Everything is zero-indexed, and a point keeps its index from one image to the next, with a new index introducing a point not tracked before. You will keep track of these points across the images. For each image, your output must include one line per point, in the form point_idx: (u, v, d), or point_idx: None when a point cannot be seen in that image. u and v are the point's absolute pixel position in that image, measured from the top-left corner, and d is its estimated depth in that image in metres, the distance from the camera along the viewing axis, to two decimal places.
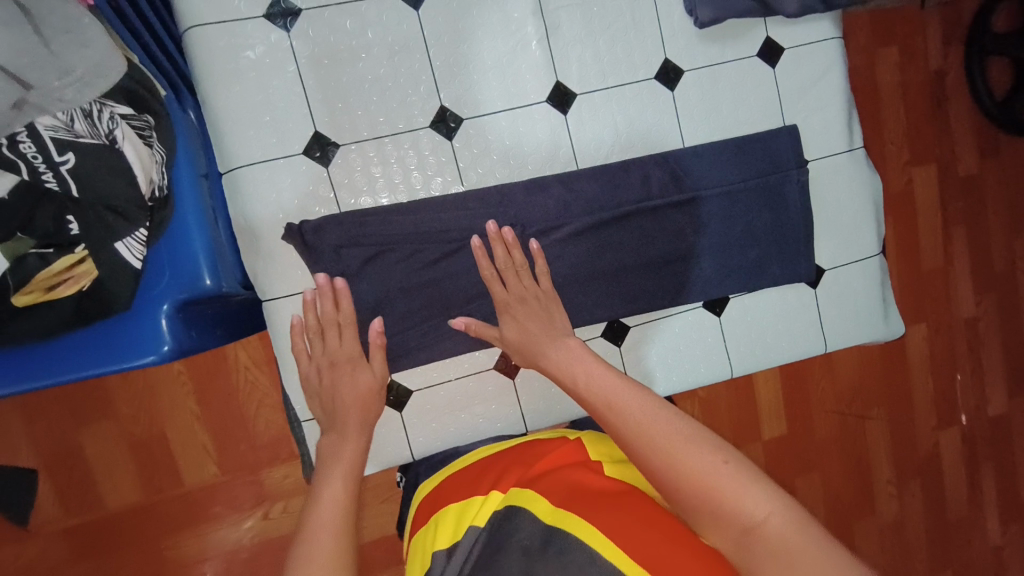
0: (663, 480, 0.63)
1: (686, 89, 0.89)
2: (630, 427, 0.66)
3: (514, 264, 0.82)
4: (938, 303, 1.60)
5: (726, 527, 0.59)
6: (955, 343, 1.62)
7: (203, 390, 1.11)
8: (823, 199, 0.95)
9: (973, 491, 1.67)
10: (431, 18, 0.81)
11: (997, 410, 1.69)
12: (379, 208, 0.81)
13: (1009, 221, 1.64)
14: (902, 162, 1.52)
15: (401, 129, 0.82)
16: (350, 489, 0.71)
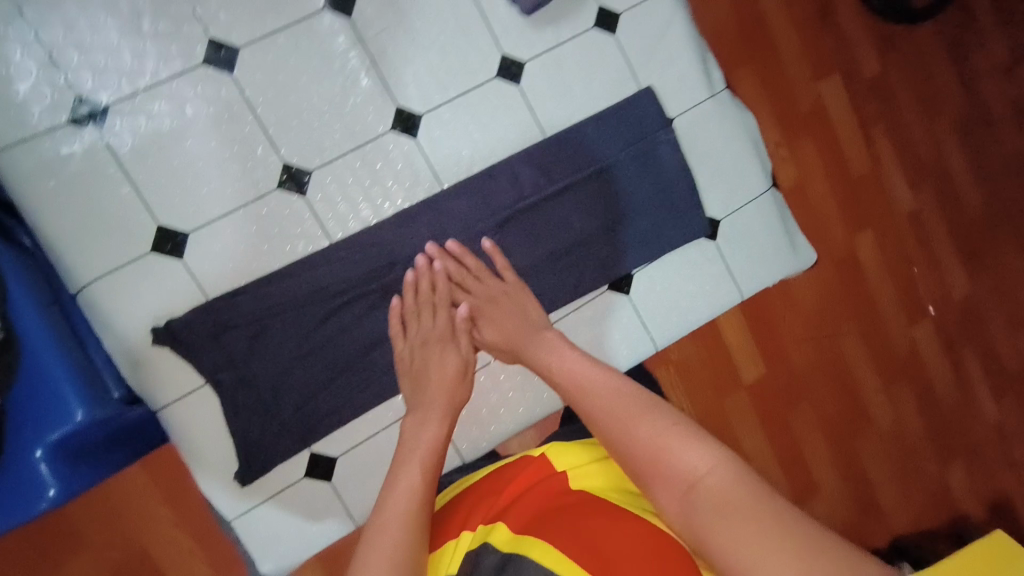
0: (619, 448, 0.64)
1: (532, 79, 0.87)
2: (595, 409, 0.67)
3: (474, 271, 0.82)
4: (877, 200, 1.41)
5: (672, 487, 0.58)
6: (904, 235, 1.44)
7: (177, 492, 0.87)
8: (700, 152, 0.95)
9: (965, 378, 1.48)
10: (249, 78, 0.77)
11: (966, 291, 1.50)
12: (250, 283, 0.78)
13: (923, 104, 1.50)
14: (808, 79, 1.35)
15: (252, 198, 0.78)
16: (428, 482, 0.66)
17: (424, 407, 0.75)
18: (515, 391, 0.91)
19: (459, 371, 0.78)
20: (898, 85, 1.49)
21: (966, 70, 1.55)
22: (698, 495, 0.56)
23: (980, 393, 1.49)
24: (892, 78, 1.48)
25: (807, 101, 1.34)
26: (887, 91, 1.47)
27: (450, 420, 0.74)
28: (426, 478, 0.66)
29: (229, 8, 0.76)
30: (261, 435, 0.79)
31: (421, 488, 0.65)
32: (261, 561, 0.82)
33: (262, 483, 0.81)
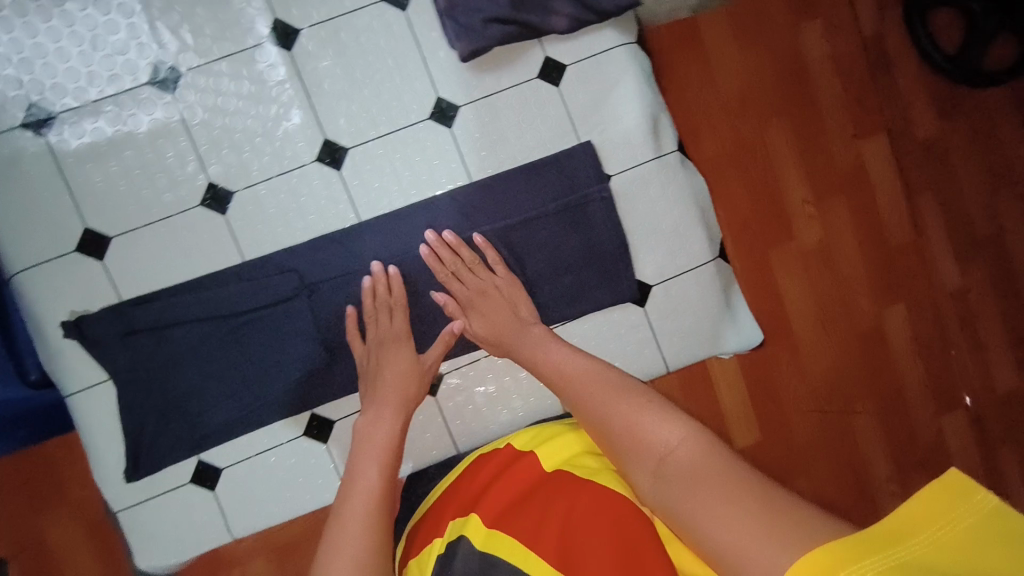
0: (603, 427, 0.71)
1: (466, 123, 0.87)
2: (581, 393, 0.74)
3: (466, 263, 0.84)
4: (916, 277, 1.31)
5: (647, 459, 0.66)
6: (944, 318, 1.34)
7: None
8: (637, 212, 0.91)
9: (999, 482, 1.37)
10: (189, 99, 0.82)
11: (1009, 387, 1.40)
12: (162, 291, 0.83)
13: (984, 175, 1.37)
14: (848, 136, 1.27)
15: (176, 212, 0.83)
16: (391, 472, 0.73)
17: (376, 407, 0.79)
18: (414, 433, 0.90)
19: (416, 372, 0.81)
20: (961, 153, 1.37)
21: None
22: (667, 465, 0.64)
23: (1013, 499, 1.38)
24: (952, 142, 1.36)
25: (844, 159, 1.27)
26: (943, 158, 1.36)
27: (404, 416, 0.79)
28: (384, 480, 0.72)
29: (180, 33, 0.82)
30: (153, 437, 0.83)
31: (378, 491, 0.71)
32: (138, 557, 0.85)
33: (151, 481, 0.85)
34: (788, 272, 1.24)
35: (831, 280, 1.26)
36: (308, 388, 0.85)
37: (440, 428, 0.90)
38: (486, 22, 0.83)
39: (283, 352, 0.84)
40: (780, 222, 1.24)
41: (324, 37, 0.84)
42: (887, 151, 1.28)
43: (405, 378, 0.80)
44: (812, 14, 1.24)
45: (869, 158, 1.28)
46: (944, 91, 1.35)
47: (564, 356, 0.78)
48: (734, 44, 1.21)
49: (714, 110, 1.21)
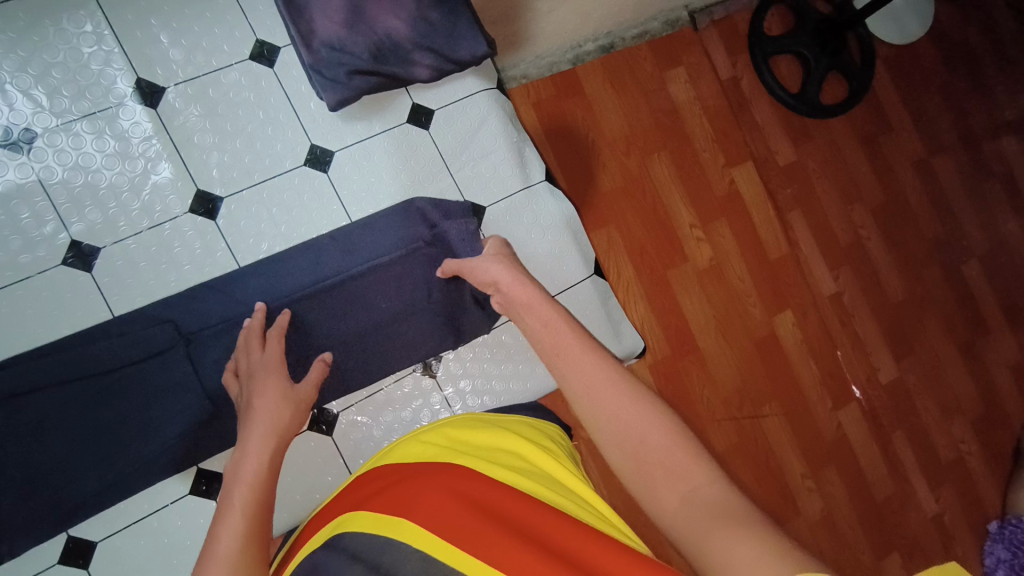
0: (620, 445, 0.48)
1: (341, 167, 0.92)
2: (594, 394, 0.51)
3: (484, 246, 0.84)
4: (796, 286, 1.47)
5: (671, 487, 0.44)
6: (828, 321, 1.51)
7: None
8: (514, 238, 0.98)
9: (895, 464, 1.52)
10: (46, 159, 0.82)
11: (892, 375, 1.57)
12: (15, 357, 0.78)
13: (838, 192, 1.58)
14: (721, 166, 1.43)
15: (33, 273, 0.80)
16: (257, 508, 0.59)
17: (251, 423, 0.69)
18: (316, 476, 0.88)
19: (285, 396, 0.72)
20: (815, 173, 1.57)
21: (879, 160, 1.62)
22: (701, 504, 0.42)
23: (910, 478, 1.53)
24: (807, 165, 1.56)
25: (718, 185, 1.42)
26: (802, 179, 1.55)
27: (275, 446, 0.66)
28: (255, 516, 0.58)
29: (33, 94, 0.82)
30: (10, 517, 0.76)
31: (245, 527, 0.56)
32: None
33: (11, 566, 0.77)
34: (687, 291, 1.37)
35: (724, 296, 1.40)
36: (190, 442, 0.82)
37: (340, 467, 0.89)
38: (351, 74, 0.88)
39: (162, 406, 0.81)
40: (670, 246, 1.37)
41: (192, 94, 0.87)
42: (753, 175, 1.46)
43: (274, 411, 0.70)
44: (675, 64, 1.42)
45: (739, 183, 1.44)
46: (795, 123, 1.55)
47: (568, 347, 0.56)
48: (609, 89, 1.35)
49: (601, 149, 1.33)
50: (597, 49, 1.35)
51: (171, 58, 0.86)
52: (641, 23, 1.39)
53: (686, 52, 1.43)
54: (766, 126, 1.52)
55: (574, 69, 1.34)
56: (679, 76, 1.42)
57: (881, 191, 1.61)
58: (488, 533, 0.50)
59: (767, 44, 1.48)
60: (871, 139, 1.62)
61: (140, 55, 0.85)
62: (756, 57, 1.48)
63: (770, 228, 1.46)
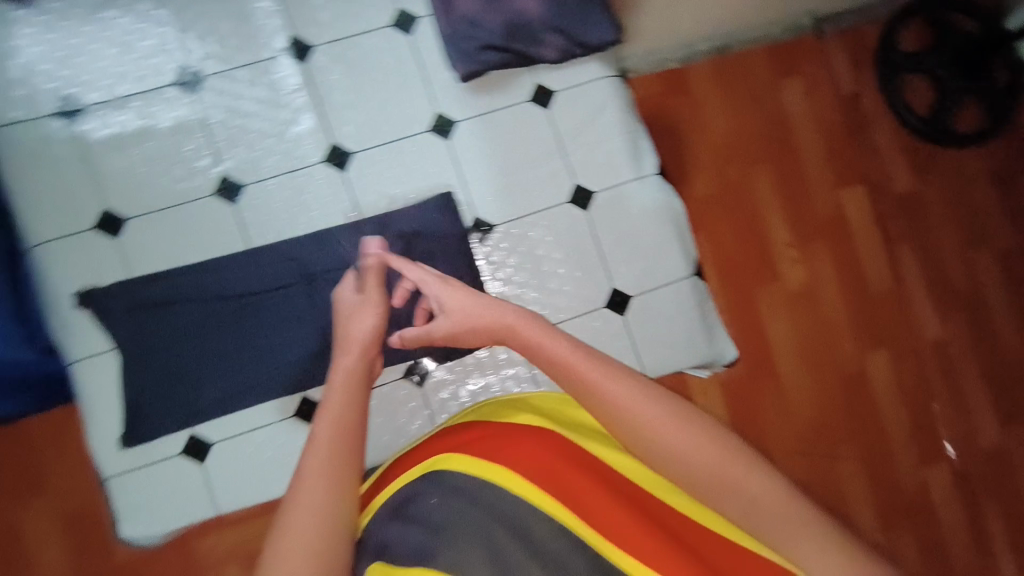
0: (679, 466, 0.60)
1: (463, 136, 0.96)
2: (653, 424, 0.61)
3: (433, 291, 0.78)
4: (896, 325, 1.38)
5: (732, 499, 0.57)
6: (928, 369, 1.40)
7: None
8: (618, 228, 0.99)
9: (982, 537, 1.38)
10: (209, 100, 0.90)
11: (993, 440, 1.43)
12: (168, 271, 0.89)
13: (961, 231, 1.45)
14: (830, 185, 1.36)
15: (188, 200, 0.89)
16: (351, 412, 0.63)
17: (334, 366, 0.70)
18: (402, 421, 0.94)
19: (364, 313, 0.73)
20: (935, 207, 1.45)
21: (1017, 201, 1.47)
22: (759, 510, 0.56)
23: (996, 553, 1.38)
24: (927, 196, 1.44)
25: (824, 208, 1.36)
26: (918, 212, 1.44)
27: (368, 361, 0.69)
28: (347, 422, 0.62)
29: (206, 42, 0.90)
30: (149, 408, 0.88)
31: (343, 436, 0.61)
32: (123, 526, 0.89)
33: (143, 451, 0.89)
34: (774, 312, 1.32)
35: (813, 323, 1.34)
36: (298, 372, 0.90)
37: (426, 418, 0.95)
38: (481, 49, 0.91)
39: (278, 334, 0.89)
40: (763, 263, 1.33)
41: (337, 53, 0.93)
42: (863, 200, 1.38)
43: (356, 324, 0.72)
44: (792, 73, 1.36)
45: (847, 209, 1.38)
46: (917, 150, 1.44)
47: (615, 389, 0.62)
48: (719, 93, 1.32)
49: (700, 155, 1.31)
50: (711, 50, 1.32)
51: (324, 18, 0.93)
52: (762, 26, 1.33)
53: (805, 59, 1.37)
54: (886, 149, 1.42)
55: (684, 67, 1.32)
56: (793, 87, 1.36)
57: (1014, 235, 1.46)
58: (591, 495, 0.60)
59: (903, 59, 1.37)
60: (1009, 177, 1.47)
61: (298, 14, 0.92)
62: (886, 73, 1.38)
63: (876, 260, 1.38)
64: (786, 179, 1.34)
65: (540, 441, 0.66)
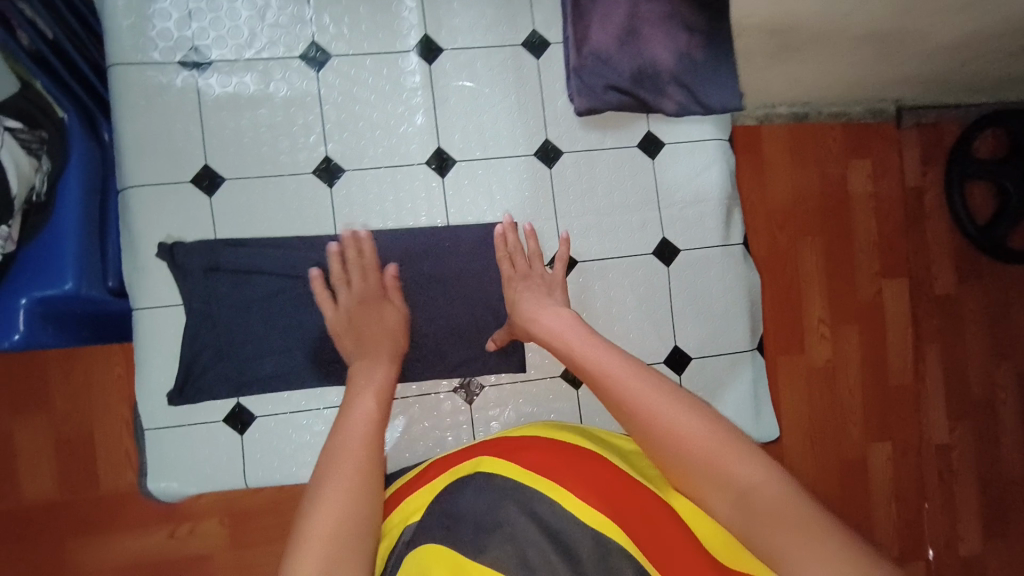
0: (692, 470, 0.56)
1: (565, 167, 0.96)
2: (636, 405, 0.60)
3: (527, 254, 0.87)
4: (908, 421, 1.41)
5: (717, 488, 0.55)
6: (926, 470, 1.44)
7: (90, 368, 1.17)
8: (694, 288, 0.99)
9: None
10: (330, 81, 0.91)
11: (972, 550, 1.47)
12: (253, 241, 0.89)
13: (990, 346, 1.48)
14: (873, 274, 1.37)
15: (287, 173, 0.90)
16: (381, 406, 0.67)
17: (371, 354, 0.75)
18: (440, 432, 0.93)
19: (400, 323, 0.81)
20: (971, 317, 1.47)
21: None
22: (754, 505, 0.51)
23: None
24: (965, 304, 1.46)
25: (865, 293, 1.37)
26: (954, 318, 1.46)
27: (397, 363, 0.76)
28: (381, 409, 0.67)
29: (340, 24, 0.91)
30: (202, 371, 0.88)
31: (377, 415, 0.65)
32: (150, 478, 0.88)
33: (187, 410, 0.89)
34: (791, 383, 1.34)
35: (829, 400, 1.35)
36: None
37: (467, 437, 0.94)
38: (607, 88, 0.93)
39: None
40: (794, 334, 1.33)
41: (463, 62, 0.93)
42: (904, 293, 1.39)
43: (390, 328, 0.79)
44: (863, 155, 1.35)
45: (886, 296, 1.38)
46: (969, 259, 1.46)
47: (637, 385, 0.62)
48: (789, 158, 1.31)
49: (757, 216, 1.31)
50: (787, 113, 1.30)
51: (457, 25, 0.93)
52: (844, 104, 1.29)
53: (879, 145, 1.36)
54: (937, 251, 1.44)
55: (758, 125, 1.30)
56: (861, 170, 1.36)
57: None
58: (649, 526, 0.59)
59: (972, 164, 1.37)
60: None
61: (434, 15, 0.93)
62: (952, 175, 1.39)
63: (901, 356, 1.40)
64: (842, 260, 1.35)
65: (597, 467, 0.67)
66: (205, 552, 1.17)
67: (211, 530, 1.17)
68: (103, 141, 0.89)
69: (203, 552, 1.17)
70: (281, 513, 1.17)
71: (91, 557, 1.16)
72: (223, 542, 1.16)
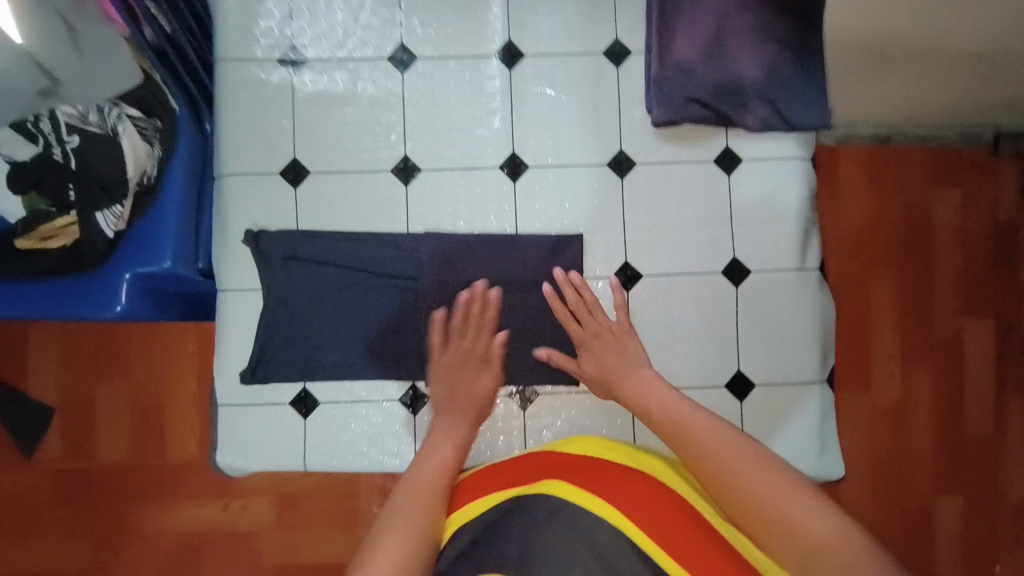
0: (754, 506, 0.66)
1: (637, 180, 0.95)
2: (703, 451, 0.71)
3: (481, 322, 0.89)
4: (983, 476, 1.30)
5: (777, 529, 0.64)
6: (1002, 533, 1.32)
7: (167, 341, 1.25)
8: (764, 312, 0.95)
9: None
10: (413, 82, 0.94)
11: None
12: (330, 233, 0.93)
13: None
14: (953, 312, 1.28)
15: (367, 170, 0.93)
16: (451, 458, 0.80)
17: (453, 415, 0.86)
18: (492, 435, 0.94)
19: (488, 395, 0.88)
20: None
21: None
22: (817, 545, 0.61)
23: None
24: None
25: (942, 333, 1.28)
26: None
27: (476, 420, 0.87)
28: (455, 456, 0.81)
29: (427, 26, 0.94)
30: (274, 353, 0.93)
31: (447, 465, 0.79)
32: (219, 453, 0.94)
33: (257, 390, 0.94)
34: (853, 422, 1.27)
35: (893, 444, 1.28)
36: (416, 359, 0.92)
37: (519, 443, 0.94)
38: (688, 100, 0.92)
39: (411, 319, 0.92)
40: (860, 369, 1.26)
41: (543, 69, 0.94)
42: (989, 336, 1.29)
43: (476, 395, 0.87)
44: (950, 185, 1.27)
45: (968, 336, 1.29)
46: None
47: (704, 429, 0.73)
48: (866, 184, 1.25)
49: (827, 242, 1.25)
50: (868, 136, 1.21)
51: (540, 33, 0.95)
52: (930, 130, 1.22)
53: (967, 175, 1.27)
54: None
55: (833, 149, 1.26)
56: (947, 200, 1.27)
57: None
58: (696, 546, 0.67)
59: None
60: None
61: (518, 22, 0.94)
62: None
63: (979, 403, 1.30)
64: (919, 296, 1.27)
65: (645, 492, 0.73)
66: (250, 528, 1.23)
67: (262, 506, 1.23)
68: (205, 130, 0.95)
69: (252, 527, 1.23)
70: (327, 498, 1.22)
71: (153, 520, 1.24)
72: (273, 518, 1.23)
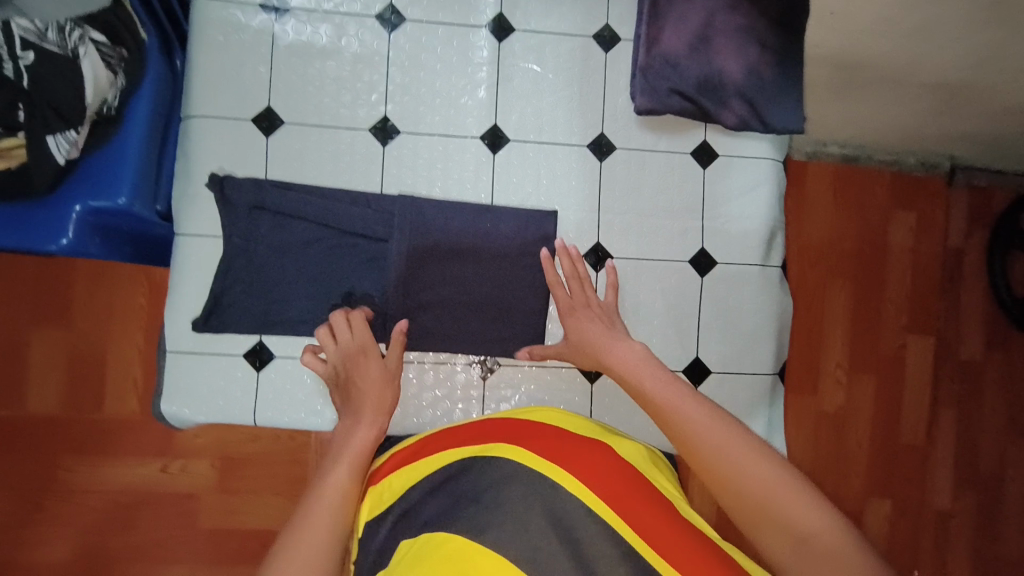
0: (735, 491, 0.64)
1: (615, 163, 0.96)
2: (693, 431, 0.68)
3: (353, 326, 0.86)
4: (909, 482, 1.38)
5: (759, 514, 0.62)
6: (920, 536, 1.40)
7: (117, 291, 1.20)
8: (725, 304, 0.98)
9: None
10: (400, 43, 0.92)
11: None
12: (301, 185, 0.90)
13: (1006, 421, 1.43)
14: (898, 328, 1.35)
15: (345, 127, 0.91)
16: (356, 470, 0.75)
17: (354, 413, 0.81)
18: (450, 403, 0.94)
19: (386, 378, 0.84)
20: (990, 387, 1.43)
21: None
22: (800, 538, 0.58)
23: None
24: (988, 373, 1.42)
25: (886, 348, 1.35)
26: (973, 385, 1.42)
27: (382, 420, 0.81)
28: (353, 472, 0.75)
29: None
30: (230, 304, 0.90)
31: (348, 483, 0.73)
32: (163, 400, 0.90)
33: (210, 340, 0.91)
34: (799, 425, 1.32)
35: (834, 452, 1.34)
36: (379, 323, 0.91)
37: (476, 412, 0.94)
38: (671, 91, 0.92)
39: (378, 281, 0.91)
40: (809, 376, 1.31)
41: (532, 45, 0.94)
42: (929, 353, 1.36)
43: (377, 385, 0.83)
44: (909, 207, 1.32)
45: (909, 351, 1.36)
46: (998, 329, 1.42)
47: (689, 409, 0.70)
48: (832, 199, 1.29)
49: (791, 251, 1.29)
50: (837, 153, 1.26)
51: (533, 8, 0.94)
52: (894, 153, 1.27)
53: (926, 199, 1.33)
54: (968, 318, 1.40)
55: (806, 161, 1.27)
56: (905, 222, 1.32)
57: None
58: (657, 523, 0.65)
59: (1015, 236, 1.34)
60: None
61: None
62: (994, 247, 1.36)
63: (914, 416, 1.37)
64: (869, 310, 1.33)
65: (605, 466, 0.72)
66: (188, 491, 1.20)
67: (202, 470, 1.20)
68: (176, 67, 0.91)
69: (190, 490, 1.20)
70: (272, 463, 1.20)
71: (83, 477, 1.19)
72: (212, 483, 1.19)
